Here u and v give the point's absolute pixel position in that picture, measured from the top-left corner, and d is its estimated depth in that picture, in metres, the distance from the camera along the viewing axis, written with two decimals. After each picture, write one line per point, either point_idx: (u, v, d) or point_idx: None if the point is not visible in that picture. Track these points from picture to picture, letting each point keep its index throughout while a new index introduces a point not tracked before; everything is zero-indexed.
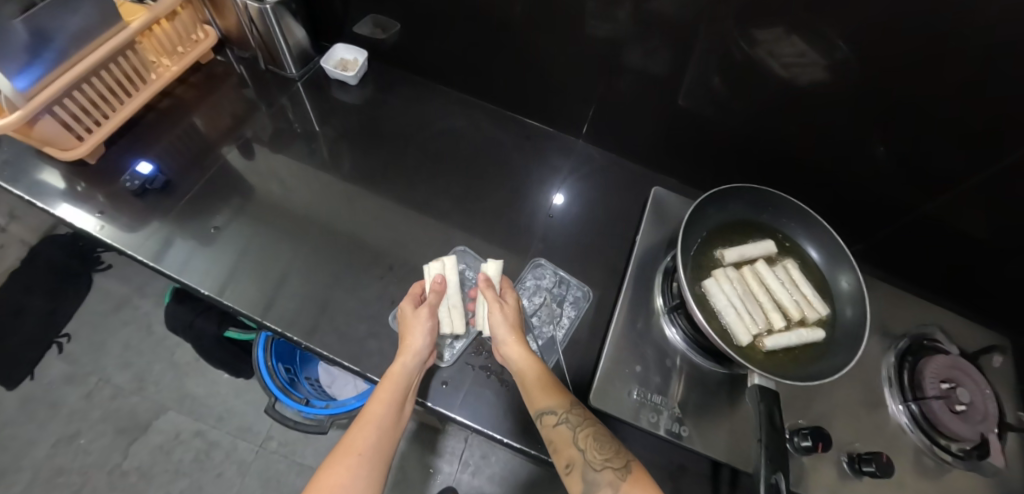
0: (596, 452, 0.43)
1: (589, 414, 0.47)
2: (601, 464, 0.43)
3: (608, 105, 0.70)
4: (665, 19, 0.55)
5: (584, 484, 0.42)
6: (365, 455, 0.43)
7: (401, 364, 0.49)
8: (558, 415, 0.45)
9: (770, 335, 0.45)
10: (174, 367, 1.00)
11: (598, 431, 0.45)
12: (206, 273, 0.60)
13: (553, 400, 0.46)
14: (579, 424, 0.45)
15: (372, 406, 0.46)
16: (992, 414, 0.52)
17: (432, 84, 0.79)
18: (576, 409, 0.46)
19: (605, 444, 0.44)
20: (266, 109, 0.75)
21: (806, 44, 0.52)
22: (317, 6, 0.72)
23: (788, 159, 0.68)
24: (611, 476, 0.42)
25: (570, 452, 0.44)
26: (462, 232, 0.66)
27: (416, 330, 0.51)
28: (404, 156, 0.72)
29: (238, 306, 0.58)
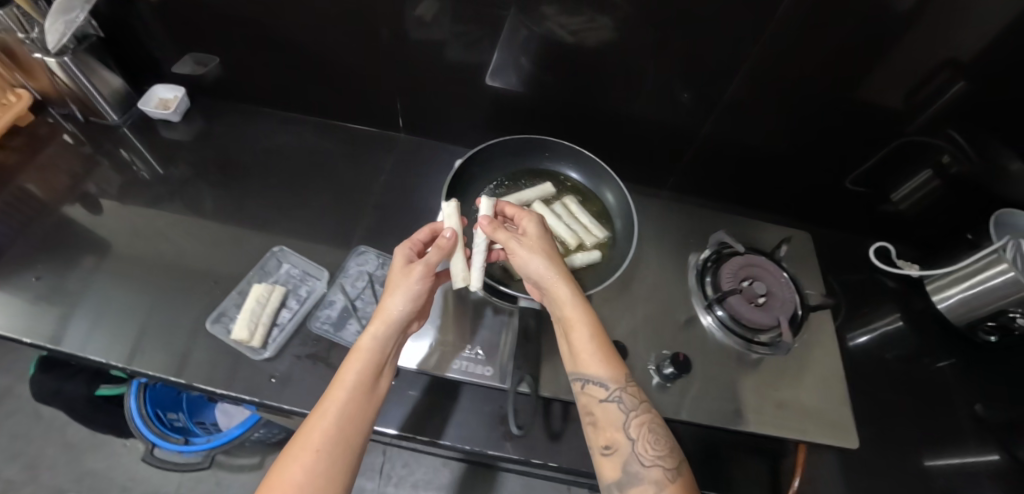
0: (649, 446, 0.41)
1: (642, 397, 0.45)
2: (651, 460, 0.41)
3: (422, 97, 0.74)
4: (453, 7, 0.60)
5: (623, 475, 0.41)
6: (328, 443, 0.40)
7: (366, 339, 0.46)
8: (610, 392, 0.44)
9: None
10: (69, 446, 0.96)
11: (653, 420, 0.43)
12: (29, 325, 0.58)
13: (609, 374, 0.44)
14: (632, 408, 0.43)
15: (337, 389, 0.43)
16: (788, 299, 0.57)
17: (257, 108, 0.82)
18: (627, 385, 0.44)
19: (660, 437, 0.42)
20: (99, 160, 0.76)
21: (586, 12, 0.59)
22: (129, 53, 0.74)
23: (597, 114, 0.74)
24: (659, 475, 0.40)
25: (614, 435, 0.42)
26: (288, 237, 0.68)
27: (399, 291, 0.48)
28: (237, 180, 0.75)
29: (61, 348, 0.57)
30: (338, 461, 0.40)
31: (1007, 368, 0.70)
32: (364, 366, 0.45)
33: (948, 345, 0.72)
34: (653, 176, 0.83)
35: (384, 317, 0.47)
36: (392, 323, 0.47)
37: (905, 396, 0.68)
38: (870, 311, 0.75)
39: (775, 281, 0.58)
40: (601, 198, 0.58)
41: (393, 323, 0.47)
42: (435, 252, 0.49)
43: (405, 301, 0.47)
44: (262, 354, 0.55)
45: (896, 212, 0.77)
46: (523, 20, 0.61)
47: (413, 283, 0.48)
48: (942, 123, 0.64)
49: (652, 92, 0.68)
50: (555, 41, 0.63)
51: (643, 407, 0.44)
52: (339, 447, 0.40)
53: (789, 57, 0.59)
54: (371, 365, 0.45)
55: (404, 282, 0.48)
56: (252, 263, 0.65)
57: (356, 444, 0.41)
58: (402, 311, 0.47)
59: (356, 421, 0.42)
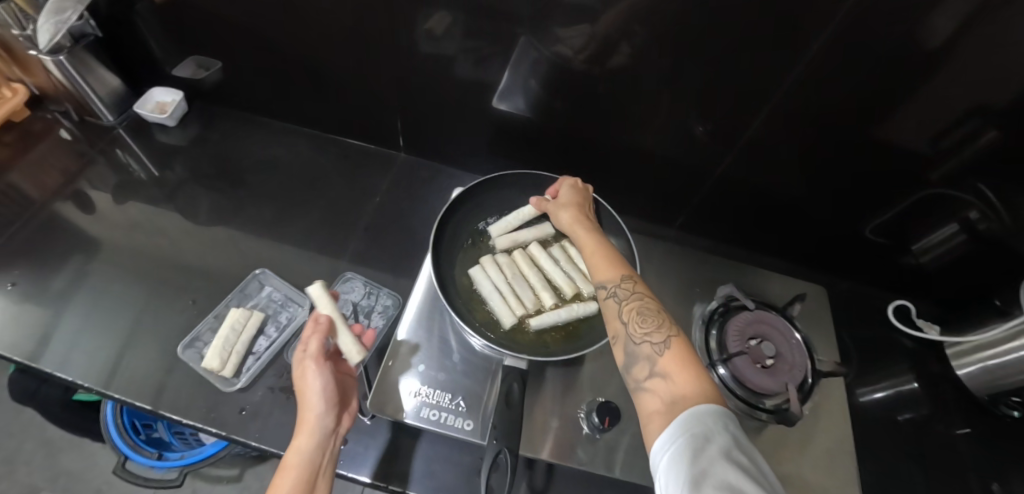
0: (639, 324, 0.38)
1: (647, 289, 0.40)
2: (642, 338, 0.37)
3: (423, 116, 0.71)
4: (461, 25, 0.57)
5: (626, 358, 0.37)
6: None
7: (290, 454, 0.40)
8: (607, 288, 0.41)
9: (536, 315, 0.46)
10: (47, 444, 0.94)
11: (646, 304, 0.39)
12: None
13: (604, 271, 0.41)
14: (627, 298, 0.39)
15: None
16: (797, 364, 0.53)
17: (254, 116, 0.80)
18: (625, 281, 0.41)
19: (648, 316, 0.38)
20: (93, 160, 0.74)
21: (603, 38, 0.55)
22: (129, 53, 0.72)
23: (605, 144, 0.70)
24: (648, 351, 0.36)
25: (615, 326, 0.39)
26: (273, 255, 0.66)
27: (311, 397, 0.42)
28: (228, 190, 0.72)
29: (21, 360, 0.53)
30: None
31: None
32: (293, 481, 0.38)
33: (966, 412, 0.68)
34: (659, 212, 0.79)
35: (305, 423, 0.41)
36: (317, 430, 0.41)
37: (918, 467, 0.63)
38: (885, 370, 0.71)
39: (783, 342, 0.55)
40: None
41: (317, 429, 0.41)
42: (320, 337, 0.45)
43: (323, 401, 0.42)
44: (233, 385, 0.52)
45: (917, 267, 0.73)
46: (535, 43, 0.58)
47: (319, 381, 0.43)
48: (963, 175, 0.60)
49: (669, 125, 0.64)
50: (567, 68, 0.60)
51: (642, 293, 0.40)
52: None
53: (814, 100, 0.56)
54: (301, 479, 0.38)
55: (308, 383, 0.43)
56: (233, 283, 0.62)
57: None
58: (323, 415, 0.42)
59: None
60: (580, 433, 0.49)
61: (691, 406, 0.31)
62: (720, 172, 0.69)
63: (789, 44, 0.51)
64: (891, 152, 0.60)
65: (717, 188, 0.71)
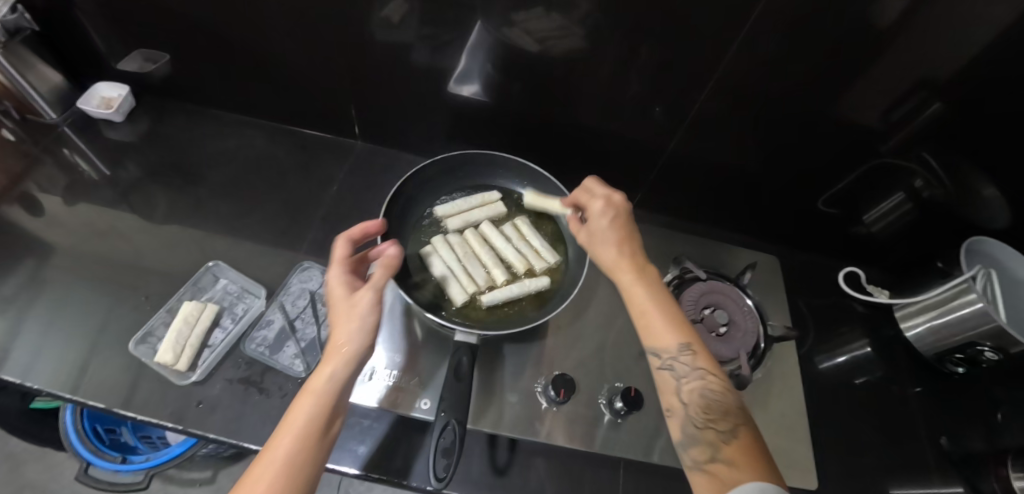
0: (700, 409, 0.37)
1: (707, 360, 0.39)
2: (703, 422, 0.37)
3: (380, 103, 0.71)
4: (409, 10, 0.57)
5: (682, 437, 0.37)
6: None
7: (319, 378, 0.38)
8: (662, 360, 0.39)
9: (489, 292, 0.46)
10: (7, 457, 0.91)
11: (709, 384, 0.38)
12: None
13: (660, 340, 0.40)
14: (687, 375, 0.39)
15: (285, 428, 0.35)
16: (749, 330, 0.55)
17: (206, 109, 0.78)
18: (685, 352, 0.39)
19: (713, 400, 0.38)
20: (37, 160, 0.71)
21: (551, 20, 0.55)
22: (69, 48, 0.70)
23: (562, 125, 0.71)
24: (712, 438, 0.36)
25: (672, 400, 0.39)
26: (229, 248, 0.65)
27: (353, 323, 0.40)
28: (182, 185, 0.71)
29: None
30: None
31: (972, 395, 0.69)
32: (314, 408, 0.36)
33: (915, 371, 0.71)
34: (621, 192, 0.80)
35: (342, 350, 0.39)
36: (353, 361, 0.39)
37: (871, 425, 0.66)
38: (839, 335, 0.74)
39: (737, 310, 0.57)
40: (557, 218, 0.53)
41: (354, 361, 0.39)
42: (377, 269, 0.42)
43: (363, 333, 0.40)
44: (189, 379, 0.52)
45: (868, 235, 0.76)
46: (485, 25, 0.58)
47: (364, 312, 0.40)
48: (913, 144, 0.61)
49: (624, 105, 0.65)
50: (518, 50, 0.60)
51: (704, 368, 0.39)
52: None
53: (761, 75, 0.57)
54: (324, 408, 0.37)
55: (356, 310, 0.40)
56: (187, 277, 0.61)
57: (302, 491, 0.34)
58: (360, 347, 0.40)
59: (299, 477, 0.34)
60: (539, 407, 0.49)
61: (752, 489, 0.32)
62: (675, 149, 0.70)
63: (730, 21, 0.52)
64: (844, 122, 0.61)
65: (673, 165, 0.73)
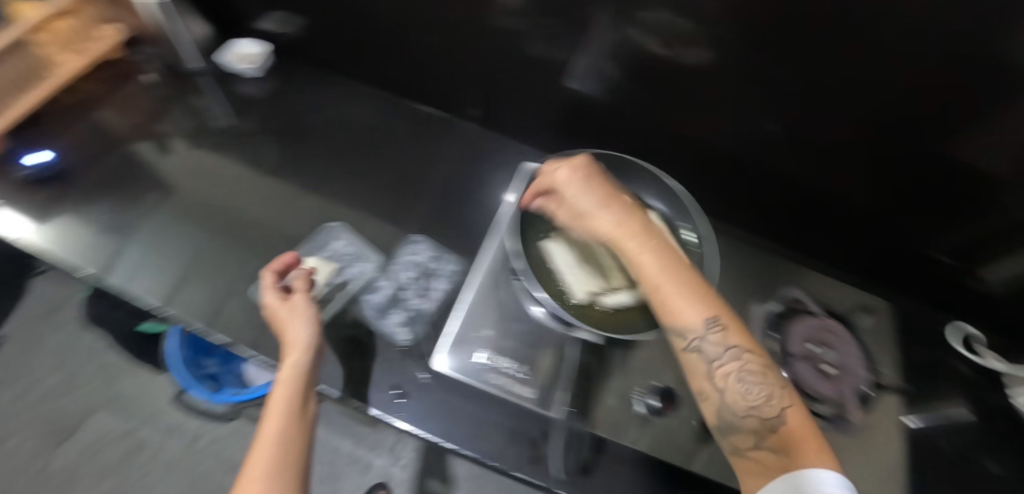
0: (741, 393, 0.30)
1: (742, 335, 0.33)
2: (744, 409, 0.30)
3: (496, 89, 0.71)
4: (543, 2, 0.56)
5: (720, 425, 0.31)
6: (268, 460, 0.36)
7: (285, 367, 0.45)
8: (688, 340, 0.32)
9: (608, 294, 0.46)
10: (106, 368, 1.00)
11: (747, 362, 0.31)
12: (99, 259, 0.62)
13: (688, 312, 0.33)
14: (717, 355, 0.31)
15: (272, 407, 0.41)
16: (857, 374, 0.54)
17: (331, 75, 0.81)
18: (713, 327, 0.32)
19: (753, 382, 0.30)
20: (176, 104, 0.77)
21: (683, 24, 0.52)
22: (218, 4, 0.75)
23: (672, 131, 0.68)
24: (755, 427, 0.29)
25: (701, 384, 0.32)
26: (346, 212, 0.68)
27: (297, 322, 0.48)
28: (302, 145, 0.75)
29: (123, 288, 0.60)
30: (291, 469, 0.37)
31: None
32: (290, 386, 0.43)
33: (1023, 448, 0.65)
34: (722, 209, 0.78)
35: (299, 345, 0.47)
36: (305, 350, 0.47)
37: None
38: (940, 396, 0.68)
39: (846, 352, 0.55)
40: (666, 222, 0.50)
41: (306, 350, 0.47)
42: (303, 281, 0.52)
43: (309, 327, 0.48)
44: None
45: (990, 293, 0.69)
46: (616, 23, 0.56)
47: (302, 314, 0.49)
48: None
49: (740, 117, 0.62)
50: (643, 52, 0.58)
51: (738, 346, 0.32)
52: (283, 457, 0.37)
53: (860, 89, 0.52)
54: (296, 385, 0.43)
55: (298, 313, 0.49)
56: (308, 236, 0.66)
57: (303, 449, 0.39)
58: (308, 337, 0.48)
59: (296, 438, 0.39)
60: (633, 412, 0.50)
61: (816, 481, 0.24)
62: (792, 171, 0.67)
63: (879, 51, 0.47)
64: (956, 134, 0.53)
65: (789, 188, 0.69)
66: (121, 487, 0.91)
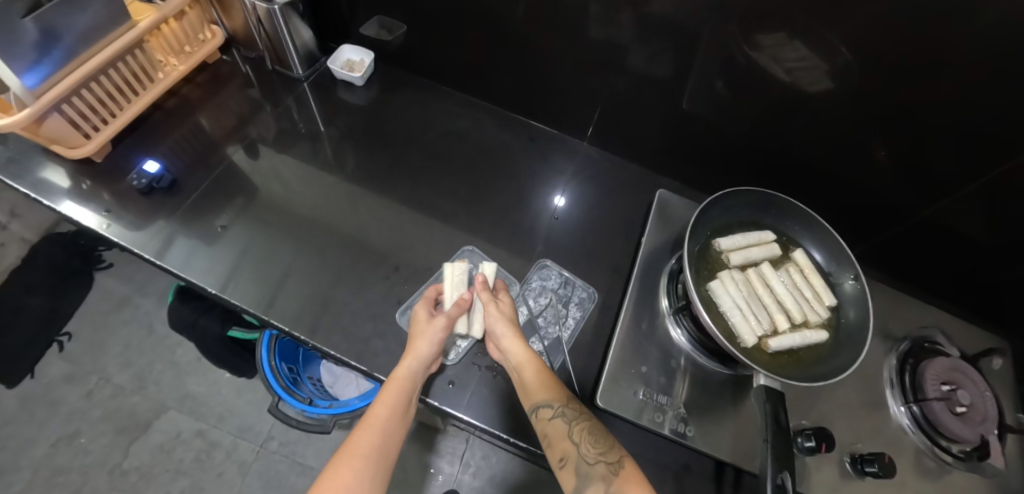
0: (590, 446, 0.44)
1: (581, 408, 0.48)
2: (595, 458, 0.44)
3: (610, 108, 0.70)
4: (680, 27, 0.55)
5: (578, 479, 0.43)
6: (370, 458, 0.44)
7: (401, 371, 0.49)
8: (555, 409, 0.46)
9: (774, 336, 0.46)
10: (175, 366, 1.00)
11: (592, 425, 0.46)
12: (210, 272, 0.60)
13: (551, 394, 0.47)
14: (574, 418, 0.46)
15: (377, 409, 0.47)
16: (991, 415, 0.52)
17: (435, 85, 0.80)
18: (569, 400, 0.48)
19: (599, 438, 0.45)
20: (272, 109, 0.76)
21: (809, 49, 0.51)
22: (323, 8, 0.73)
23: (784, 161, 0.66)
24: (603, 471, 0.43)
25: (565, 446, 0.45)
26: (465, 232, 0.67)
27: (427, 335, 0.51)
28: (407, 157, 0.73)
29: (242, 304, 0.58)
30: (377, 473, 0.44)
31: None
32: (399, 391, 0.48)
33: None
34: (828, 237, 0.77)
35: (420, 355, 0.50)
36: (422, 357, 0.50)
37: None
38: None
39: (980, 394, 0.53)
40: (802, 269, 0.50)
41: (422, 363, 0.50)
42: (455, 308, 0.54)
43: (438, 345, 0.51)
44: (446, 359, 0.55)
45: None
46: (743, 49, 0.54)
47: (438, 332, 0.51)
48: None
49: (845, 146, 0.60)
50: (760, 76, 0.56)
51: (580, 411, 0.47)
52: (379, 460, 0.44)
53: (970, 118, 0.50)
54: (403, 393, 0.48)
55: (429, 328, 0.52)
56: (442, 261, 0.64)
57: (389, 458, 0.46)
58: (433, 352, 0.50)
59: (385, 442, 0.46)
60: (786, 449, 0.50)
61: None
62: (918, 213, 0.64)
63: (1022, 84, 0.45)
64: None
65: (915, 230, 0.65)
66: (194, 488, 0.91)
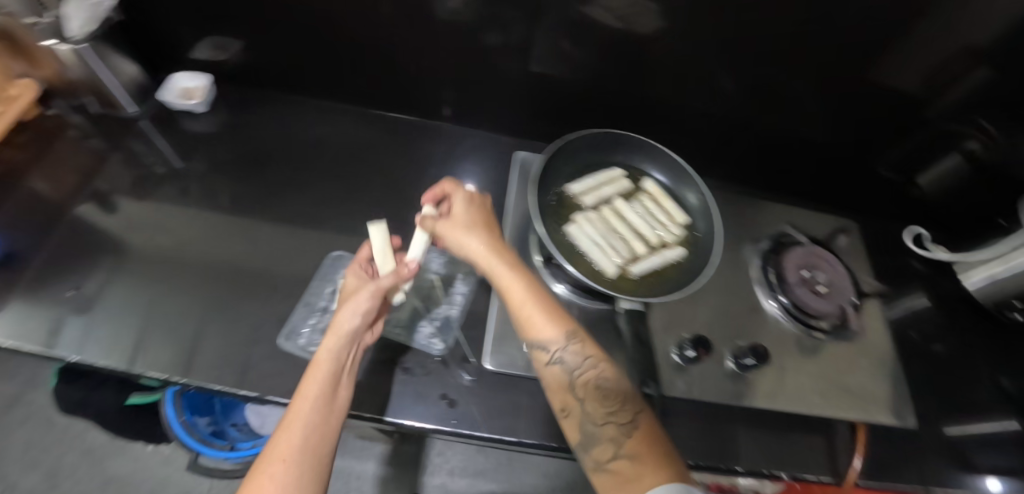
0: (599, 404, 0.39)
1: (595, 348, 0.41)
2: (603, 418, 0.39)
3: (463, 86, 0.70)
4: None
5: (581, 434, 0.39)
6: (297, 455, 0.34)
7: (322, 352, 0.42)
8: (552, 354, 0.40)
9: (634, 263, 0.49)
10: (89, 453, 0.92)
11: (602, 374, 0.40)
12: (112, 346, 0.52)
13: (551, 335, 0.41)
14: (580, 367, 0.40)
15: (299, 401, 0.38)
16: (847, 287, 0.60)
17: (287, 96, 0.77)
18: (573, 340, 0.41)
19: (609, 393, 0.40)
20: (116, 156, 0.70)
21: None
22: (144, 38, 0.68)
23: (633, 102, 0.70)
24: (612, 432, 0.38)
25: (568, 399, 0.40)
26: (342, 235, 0.66)
27: (348, 306, 0.45)
28: (271, 176, 0.70)
29: (151, 373, 0.51)
30: (311, 474, 0.35)
31: None
32: (325, 374, 0.40)
33: (978, 324, 0.72)
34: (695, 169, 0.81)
35: (340, 330, 0.43)
36: (344, 334, 0.43)
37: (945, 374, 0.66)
38: (899, 292, 0.74)
39: (835, 272, 0.61)
40: (654, 195, 0.54)
41: (348, 336, 0.44)
42: (392, 277, 0.47)
43: (360, 318, 0.44)
44: None
45: (921, 197, 0.79)
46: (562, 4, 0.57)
47: (363, 298, 0.46)
48: (969, 110, 0.66)
49: (680, 76, 0.64)
50: (586, 26, 0.59)
51: (592, 357, 0.41)
52: (307, 459, 0.35)
53: None
54: (331, 374, 0.41)
55: (357, 297, 0.46)
56: (311, 272, 0.61)
57: (326, 453, 0.36)
58: (356, 325, 0.44)
59: (319, 432, 0.37)
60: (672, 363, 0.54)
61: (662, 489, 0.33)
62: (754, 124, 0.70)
63: None
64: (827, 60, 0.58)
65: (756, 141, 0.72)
66: None
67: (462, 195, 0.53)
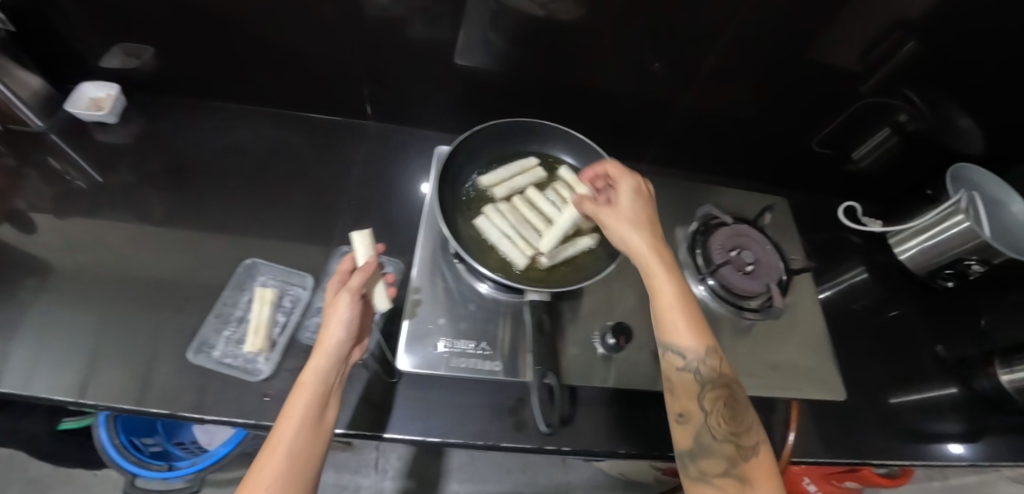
0: (722, 421, 0.40)
1: (724, 366, 0.42)
2: (723, 435, 0.40)
3: (386, 84, 0.69)
4: None
5: (694, 444, 0.40)
6: (279, 481, 0.34)
7: (308, 372, 0.40)
8: (689, 362, 0.41)
9: (545, 253, 0.50)
10: (31, 484, 0.89)
11: (727, 394, 0.41)
12: (61, 377, 0.49)
13: (692, 344, 0.41)
14: (709, 381, 0.41)
15: (283, 424, 0.37)
16: (773, 266, 0.60)
17: (206, 102, 0.75)
18: (710, 355, 0.41)
19: (736, 415, 0.40)
20: (33, 174, 0.66)
21: None
22: (46, 49, 0.65)
23: (559, 90, 0.69)
24: (730, 451, 0.39)
25: (691, 406, 0.41)
26: (261, 240, 0.63)
27: (334, 320, 0.42)
28: (192, 184, 0.68)
29: (104, 403, 0.48)
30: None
31: (970, 313, 0.72)
32: (310, 396, 0.39)
33: (910, 292, 0.73)
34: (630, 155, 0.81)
35: (327, 345, 0.41)
36: (332, 352, 0.41)
37: (878, 343, 0.67)
38: (835, 267, 0.75)
39: (762, 250, 0.61)
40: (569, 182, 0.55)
41: (335, 352, 0.41)
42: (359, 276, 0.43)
43: (344, 332, 0.42)
44: (252, 375, 0.51)
45: (860, 172, 0.79)
46: None
47: (345, 309, 0.42)
48: (897, 81, 0.64)
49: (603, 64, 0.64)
50: (500, 17, 0.58)
51: (723, 375, 0.41)
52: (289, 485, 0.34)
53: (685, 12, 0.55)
54: (317, 395, 0.39)
55: (336, 310, 0.42)
56: (226, 280, 0.59)
57: (308, 475, 0.36)
58: (340, 341, 0.42)
59: (302, 458, 0.36)
60: (597, 353, 0.53)
61: None
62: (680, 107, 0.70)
63: None
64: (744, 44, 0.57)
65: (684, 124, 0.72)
66: None
67: (631, 184, 0.48)
